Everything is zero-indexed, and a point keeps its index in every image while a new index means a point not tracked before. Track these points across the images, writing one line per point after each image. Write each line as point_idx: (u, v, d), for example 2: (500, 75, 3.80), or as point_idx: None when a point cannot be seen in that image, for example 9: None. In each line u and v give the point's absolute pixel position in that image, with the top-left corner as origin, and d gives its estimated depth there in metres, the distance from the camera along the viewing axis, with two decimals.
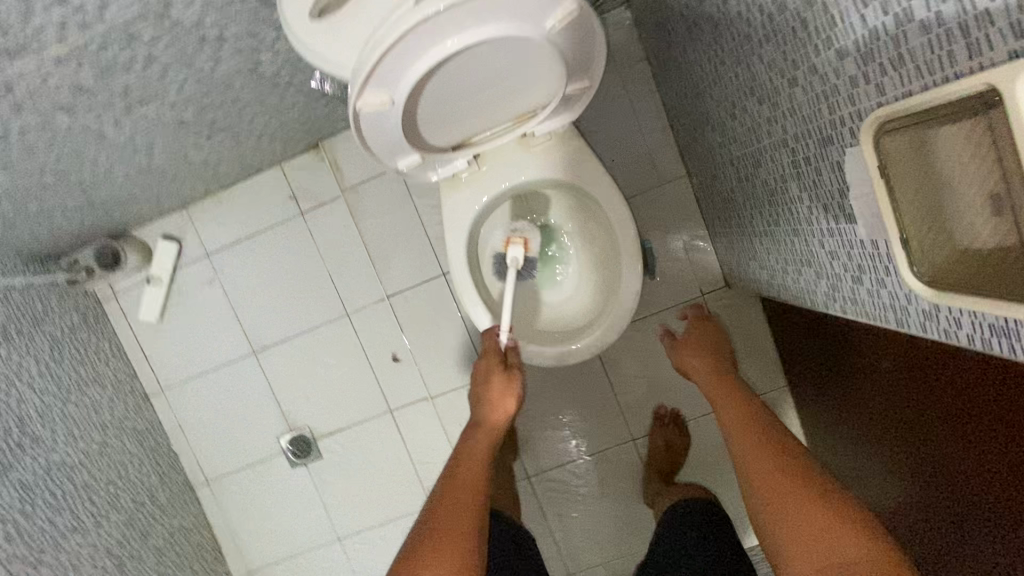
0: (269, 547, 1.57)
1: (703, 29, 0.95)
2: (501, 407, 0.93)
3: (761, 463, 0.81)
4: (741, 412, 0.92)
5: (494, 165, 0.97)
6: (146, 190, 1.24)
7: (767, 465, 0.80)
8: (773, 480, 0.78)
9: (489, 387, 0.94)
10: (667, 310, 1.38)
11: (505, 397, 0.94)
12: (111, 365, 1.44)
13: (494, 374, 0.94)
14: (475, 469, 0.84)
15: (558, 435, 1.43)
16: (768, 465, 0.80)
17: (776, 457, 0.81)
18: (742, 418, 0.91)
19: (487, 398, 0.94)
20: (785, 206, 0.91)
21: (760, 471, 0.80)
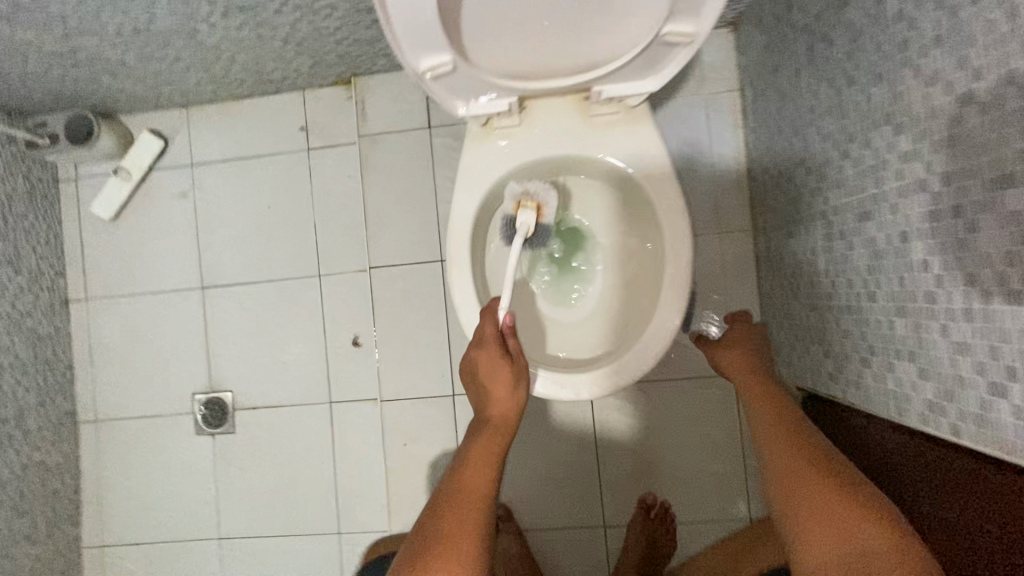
0: (136, 521, 1.28)
1: (837, 40, 0.76)
2: (504, 399, 0.72)
3: (795, 473, 0.71)
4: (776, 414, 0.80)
5: (540, 125, 0.77)
6: (141, 66, 1.06)
7: (801, 476, 0.70)
8: (808, 498, 0.68)
9: (492, 375, 0.73)
10: (686, 380, 1.14)
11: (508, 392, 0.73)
12: (37, 251, 1.23)
13: (498, 362, 0.73)
14: (478, 472, 0.66)
15: (515, 492, 1.16)
16: (800, 477, 0.70)
17: (810, 472, 0.70)
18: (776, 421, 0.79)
19: (486, 385, 0.72)
20: (890, 276, 0.70)
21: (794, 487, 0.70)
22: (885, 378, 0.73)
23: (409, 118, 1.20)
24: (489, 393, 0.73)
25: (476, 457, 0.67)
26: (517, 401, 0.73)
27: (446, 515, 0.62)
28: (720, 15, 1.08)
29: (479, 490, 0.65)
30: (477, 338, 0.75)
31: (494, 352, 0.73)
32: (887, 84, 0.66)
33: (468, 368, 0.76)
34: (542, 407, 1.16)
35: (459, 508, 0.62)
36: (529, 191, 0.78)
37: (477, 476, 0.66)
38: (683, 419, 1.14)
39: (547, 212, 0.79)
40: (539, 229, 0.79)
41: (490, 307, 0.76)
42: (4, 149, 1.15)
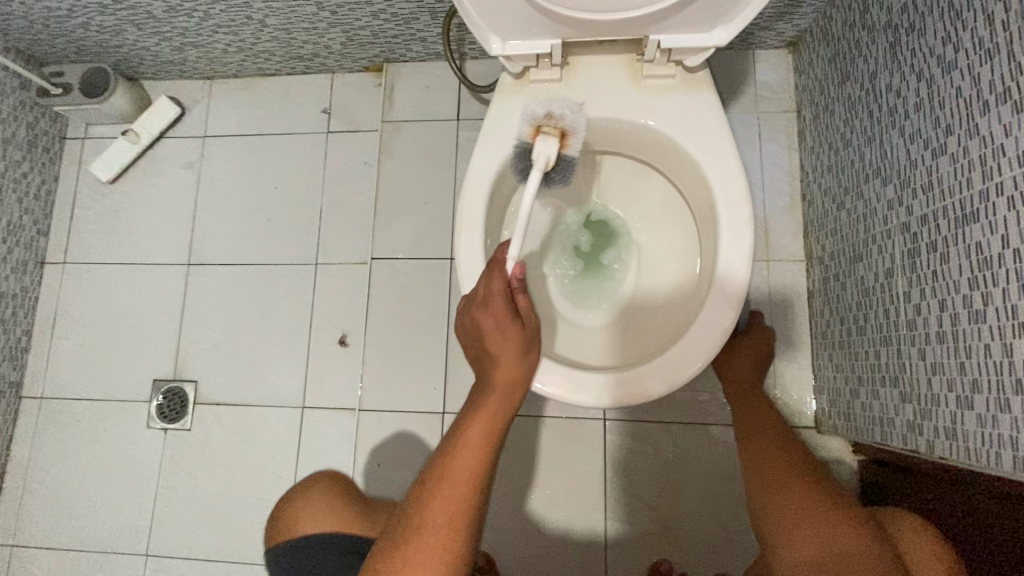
0: (56, 522, 1.10)
1: (931, 26, 0.66)
2: (510, 364, 0.59)
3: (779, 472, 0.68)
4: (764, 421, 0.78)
5: (582, 84, 0.68)
6: (168, 20, 1.02)
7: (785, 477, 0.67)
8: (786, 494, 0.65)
9: (495, 343, 0.59)
10: (726, 427, 0.96)
11: (514, 356, 0.59)
12: (23, 204, 1.14)
13: (506, 326, 0.59)
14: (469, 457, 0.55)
15: (511, 540, 0.97)
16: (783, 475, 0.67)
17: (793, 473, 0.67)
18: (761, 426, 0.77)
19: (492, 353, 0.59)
20: (999, 283, 0.56)
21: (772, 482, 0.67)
22: (997, 423, 0.56)
23: (438, 109, 1.13)
24: (492, 357, 0.59)
25: (470, 437, 0.56)
26: (524, 373, 0.59)
27: (430, 501, 0.53)
28: (780, 32, 1.01)
29: (472, 474, 0.54)
30: (482, 296, 0.60)
31: (501, 310, 0.59)
32: (1001, 56, 0.56)
33: (467, 328, 0.62)
34: (546, 440, 0.99)
35: (449, 496, 0.53)
36: (551, 112, 0.62)
37: (472, 455, 0.55)
38: (713, 474, 0.96)
39: (571, 142, 0.63)
40: (561, 162, 0.64)
41: (494, 259, 0.61)
42: (13, 93, 1.10)
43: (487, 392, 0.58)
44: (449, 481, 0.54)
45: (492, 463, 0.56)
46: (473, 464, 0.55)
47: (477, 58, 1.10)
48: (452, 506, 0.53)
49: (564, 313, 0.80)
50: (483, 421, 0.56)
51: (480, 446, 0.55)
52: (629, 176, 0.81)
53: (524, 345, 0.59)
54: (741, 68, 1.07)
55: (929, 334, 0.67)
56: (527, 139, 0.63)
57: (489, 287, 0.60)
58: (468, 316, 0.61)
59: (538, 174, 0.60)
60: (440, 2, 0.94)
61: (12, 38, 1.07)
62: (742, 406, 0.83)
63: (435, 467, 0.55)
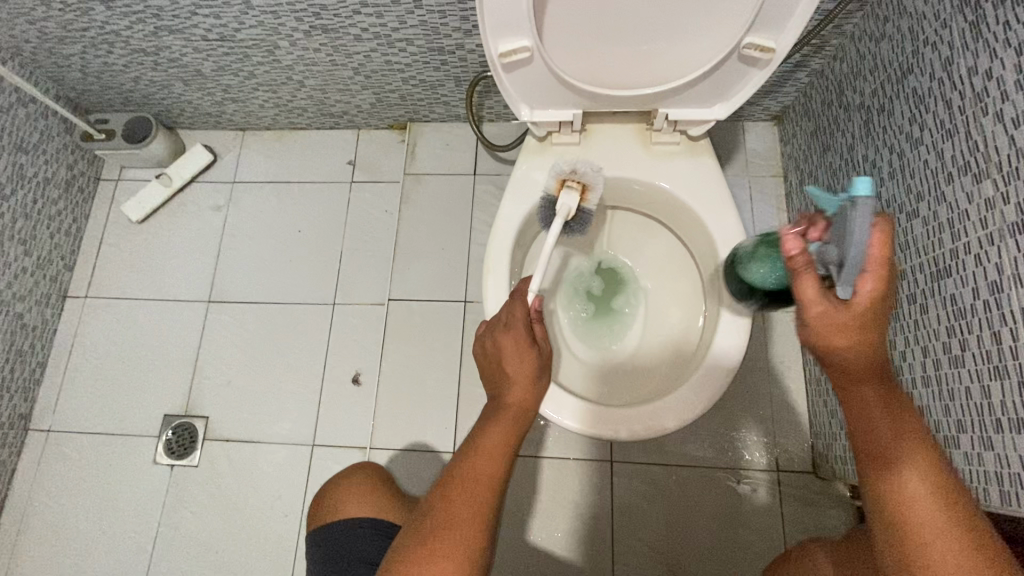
0: (50, 561, 1.07)
1: (899, 108, 0.77)
2: (525, 385, 0.60)
3: (923, 506, 0.43)
4: (880, 397, 0.47)
5: (599, 147, 0.77)
6: (215, 77, 1.11)
7: (933, 513, 0.42)
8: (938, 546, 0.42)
9: (510, 363, 0.61)
10: (729, 471, 1.00)
11: (527, 380, 0.61)
12: (54, 239, 1.19)
13: (521, 348, 0.62)
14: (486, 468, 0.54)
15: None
16: (928, 511, 0.43)
17: (946, 504, 0.43)
18: (882, 407, 0.46)
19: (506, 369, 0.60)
20: (974, 329, 0.62)
21: (911, 525, 0.43)
22: (982, 459, 0.61)
23: (457, 164, 1.23)
24: (506, 379, 0.61)
25: (487, 450, 0.55)
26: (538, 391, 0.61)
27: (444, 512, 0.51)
28: (766, 107, 1.14)
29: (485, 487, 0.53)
30: (504, 321, 0.64)
31: (521, 335, 0.62)
32: (961, 136, 0.65)
33: (484, 351, 0.64)
34: (552, 481, 1.01)
35: (463, 509, 0.52)
36: (575, 168, 0.71)
37: (488, 463, 0.55)
38: (716, 517, 0.98)
39: (592, 196, 0.71)
40: (580, 214, 0.73)
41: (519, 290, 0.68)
42: (58, 136, 1.17)
43: (500, 408, 0.59)
44: (466, 484, 0.53)
45: (505, 474, 0.55)
46: (489, 471, 0.54)
47: (494, 120, 1.21)
48: (469, 507, 0.52)
49: (577, 353, 0.85)
50: (497, 435, 0.56)
51: (495, 456, 0.55)
52: (635, 228, 0.89)
53: (538, 370, 0.61)
54: (732, 136, 1.19)
55: (915, 378, 0.73)
56: (552, 192, 0.72)
57: (511, 313, 0.65)
58: (489, 339, 0.64)
59: (559, 223, 0.69)
60: (466, 72, 1.05)
61: (65, 88, 1.16)
62: (858, 372, 0.47)
63: (450, 470, 0.55)
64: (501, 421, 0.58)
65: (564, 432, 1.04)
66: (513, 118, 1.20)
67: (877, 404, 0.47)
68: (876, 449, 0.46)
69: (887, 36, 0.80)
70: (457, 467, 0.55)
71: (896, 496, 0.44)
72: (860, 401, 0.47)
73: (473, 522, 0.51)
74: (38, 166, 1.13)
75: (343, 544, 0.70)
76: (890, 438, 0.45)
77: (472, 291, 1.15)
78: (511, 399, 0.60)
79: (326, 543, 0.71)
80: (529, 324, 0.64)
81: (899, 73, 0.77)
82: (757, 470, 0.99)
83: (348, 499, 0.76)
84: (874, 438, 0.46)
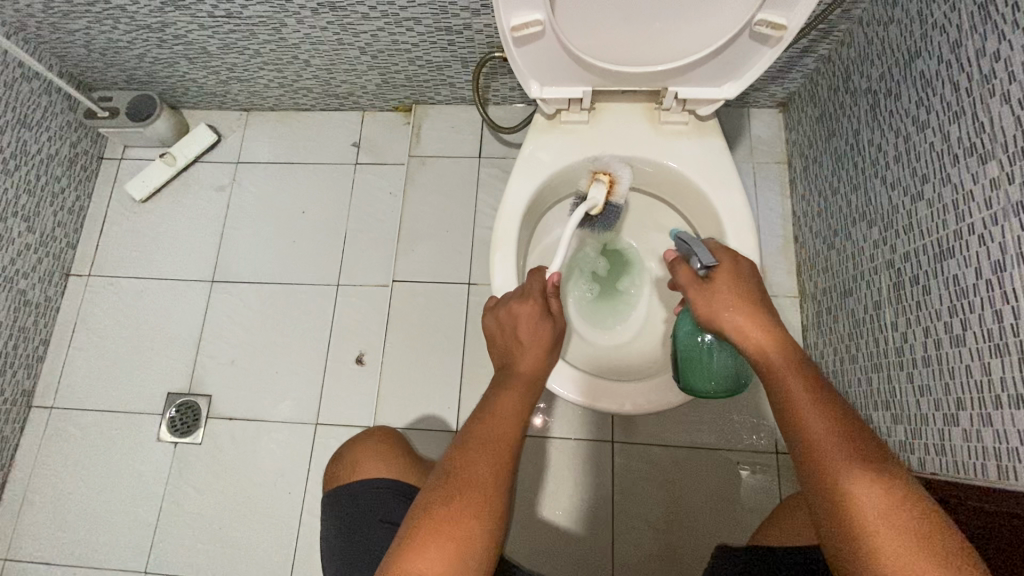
0: (54, 536, 1.08)
1: (906, 92, 0.77)
2: (537, 353, 0.61)
3: (868, 502, 0.44)
4: (814, 399, 0.49)
5: (608, 126, 0.78)
6: (220, 56, 1.11)
7: (878, 507, 0.44)
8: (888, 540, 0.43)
9: (525, 333, 0.62)
10: (730, 452, 1.01)
11: (540, 350, 0.62)
12: (57, 218, 1.19)
13: (534, 318, 0.63)
14: (506, 430, 0.56)
15: (520, 549, 0.99)
16: (874, 507, 0.44)
17: (891, 499, 0.44)
18: (817, 409, 0.49)
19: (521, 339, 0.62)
20: (977, 306, 0.63)
21: (858, 521, 0.44)
22: (981, 436, 0.62)
23: (462, 147, 1.23)
24: (520, 349, 0.62)
25: (503, 412, 0.57)
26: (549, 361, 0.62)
27: (467, 468, 0.53)
28: (772, 93, 1.14)
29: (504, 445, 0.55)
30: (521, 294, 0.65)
31: (537, 307, 0.63)
32: (967, 118, 0.66)
33: (496, 319, 0.65)
34: (555, 459, 1.02)
35: (485, 464, 0.53)
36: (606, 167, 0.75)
37: (507, 425, 0.56)
38: (716, 498, 0.99)
39: (619, 189, 0.74)
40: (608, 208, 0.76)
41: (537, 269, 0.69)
42: (61, 114, 1.17)
43: (515, 375, 0.60)
44: (487, 445, 0.54)
45: (521, 436, 0.57)
46: (506, 433, 0.56)
47: (500, 103, 1.21)
48: (489, 467, 0.53)
49: (588, 333, 0.87)
50: (514, 400, 0.58)
51: (510, 420, 0.56)
52: (643, 210, 0.90)
53: (552, 340, 0.63)
54: (738, 123, 1.19)
55: (916, 358, 0.74)
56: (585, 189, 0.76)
57: (528, 284, 0.66)
58: (504, 309, 0.64)
59: (584, 212, 0.72)
60: (472, 53, 1.05)
61: (69, 64, 1.16)
62: (781, 374, 0.51)
63: (467, 432, 0.56)
64: (518, 387, 0.59)
65: (567, 413, 1.05)
66: (518, 101, 1.20)
67: (811, 405, 0.49)
68: (817, 449, 0.47)
69: (895, 20, 0.80)
70: (475, 429, 0.56)
71: (840, 495, 0.45)
72: (792, 403, 0.50)
73: (492, 479, 0.52)
74: (41, 143, 1.13)
75: (363, 497, 0.72)
76: (828, 438, 0.47)
77: (476, 273, 1.15)
78: (525, 367, 0.61)
79: (345, 497, 0.72)
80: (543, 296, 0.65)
81: (906, 57, 0.78)
82: (757, 452, 1.01)
83: (367, 459, 0.76)
84: (814, 439, 0.48)
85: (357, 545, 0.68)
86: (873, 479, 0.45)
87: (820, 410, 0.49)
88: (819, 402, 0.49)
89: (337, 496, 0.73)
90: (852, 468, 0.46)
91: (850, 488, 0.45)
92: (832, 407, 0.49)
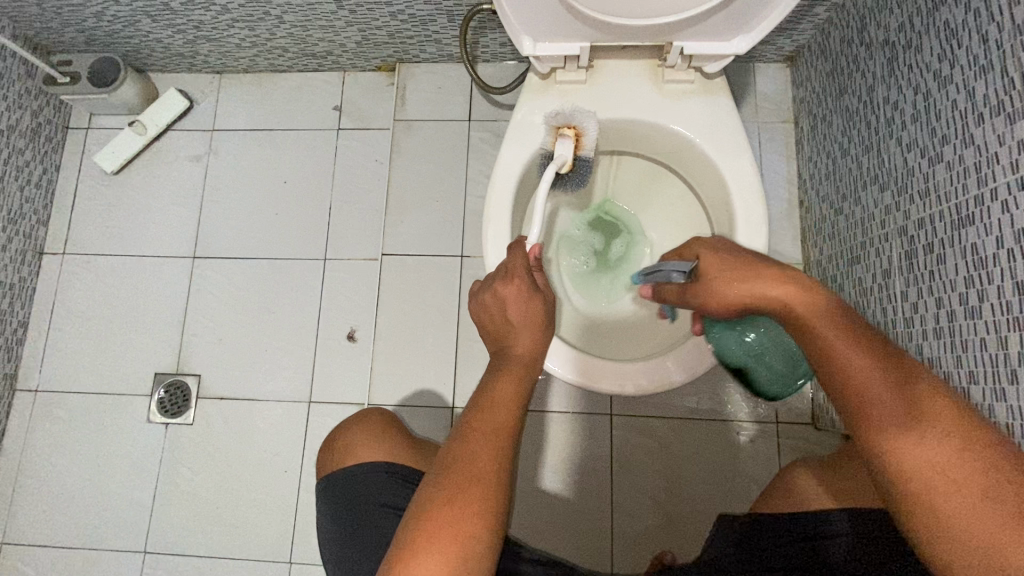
0: (52, 519, 1.07)
1: (928, 44, 0.71)
2: (532, 334, 0.58)
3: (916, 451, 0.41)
4: (865, 359, 0.44)
5: (607, 86, 0.72)
6: (184, 12, 1.02)
7: (944, 472, 0.40)
8: (954, 508, 0.39)
9: (507, 313, 0.59)
10: (731, 424, 1.00)
11: (533, 329, 0.59)
12: (23, 193, 1.12)
13: (517, 299, 0.59)
14: (504, 417, 0.53)
15: (520, 518, 0.98)
16: (924, 457, 0.40)
17: (955, 456, 0.40)
18: (869, 372, 0.43)
19: (509, 321, 0.59)
20: (999, 277, 0.59)
21: (903, 469, 0.41)
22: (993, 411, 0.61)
23: (450, 110, 1.16)
24: (511, 332, 0.59)
25: (496, 400, 0.54)
26: (543, 343, 0.59)
27: (462, 456, 0.50)
28: (780, 47, 1.07)
29: (501, 431, 0.52)
30: (503, 271, 0.62)
31: (523, 283, 0.60)
32: (996, 73, 0.60)
33: (479, 302, 0.62)
34: (553, 434, 1.01)
35: (484, 453, 0.51)
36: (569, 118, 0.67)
37: (504, 411, 0.54)
38: (715, 467, 0.99)
39: (585, 141, 0.68)
40: (577, 163, 0.69)
41: (514, 244, 0.66)
42: (20, 80, 1.08)
43: (512, 359, 0.57)
44: (484, 433, 0.52)
45: (520, 420, 0.54)
46: (504, 419, 0.53)
47: (490, 60, 1.13)
48: (490, 456, 0.51)
49: (588, 312, 0.85)
50: (509, 385, 0.55)
51: (509, 406, 0.54)
52: (644, 176, 0.85)
53: (545, 318, 0.60)
54: (743, 79, 1.12)
55: (926, 329, 0.71)
56: (548, 146, 0.70)
57: (509, 263, 0.63)
58: (489, 293, 0.61)
59: (554, 171, 0.66)
60: (459, 6, 0.97)
61: (21, 25, 1.06)
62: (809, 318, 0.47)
63: (466, 421, 0.53)
64: (511, 373, 0.56)
65: (564, 388, 1.03)
66: (510, 58, 1.12)
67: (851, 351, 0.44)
68: (862, 411, 0.43)
69: None
70: (472, 418, 0.53)
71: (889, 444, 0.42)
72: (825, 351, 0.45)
73: (496, 470, 0.50)
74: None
75: (357, 486, 0.69)
76: (879, 403, 0.42)
77: (469, 244, 1.11)
78: (519, 351, 0.58)
79: (339, 486, 0.70)
80: (526, 273, 0.62)
81: (930, 4, 0.71)
82: (756, 423, 1.00)
83: (361, 442, 0.73)
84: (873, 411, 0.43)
85: (352, 534, 0.66)
86: (938, 440, 0.41)
87: (884, 380, 0.43)
88: (868, 362, 0.44)
89: (331, 483, 0.71)
90: (909, 431, 0.41)
91: (909, 455, 0.41)
92: (882, 363, 0.44)
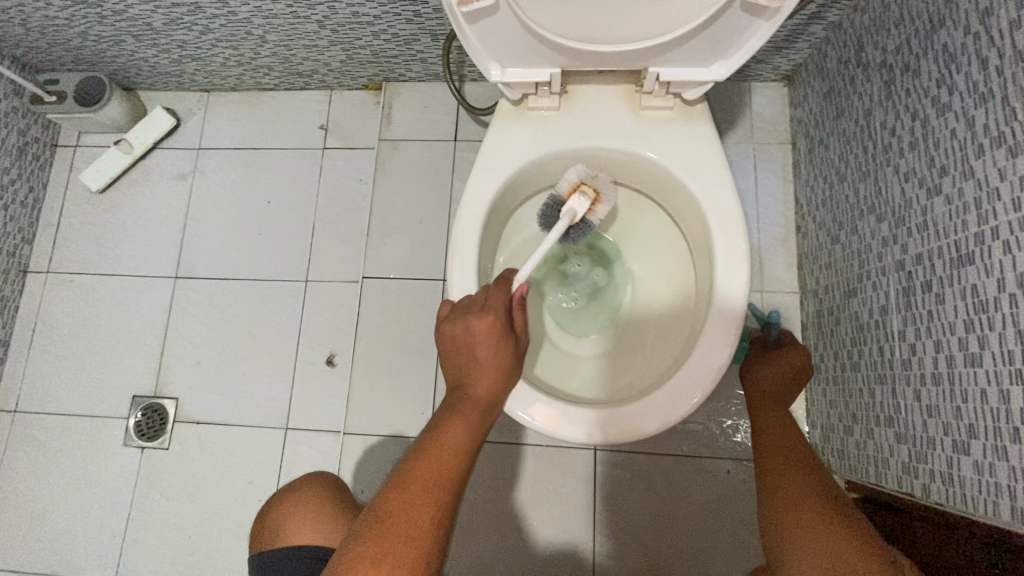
0: (23, 544, 1.05)
1: (926, 68, 0.67)
2: (491, 377, 0.55)
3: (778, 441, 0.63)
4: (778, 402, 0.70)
5: (582, 111, 0.69)
6: (167, 32, 1.01)
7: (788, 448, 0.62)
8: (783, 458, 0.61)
9: (468, 351, 0.56)
10: (717, 462, 0.95)
11: (495, 372, 0.56)
12: (8, 212, 1.11)
13: (478, 338, 0.56)
14: (447, 465, 0.50)
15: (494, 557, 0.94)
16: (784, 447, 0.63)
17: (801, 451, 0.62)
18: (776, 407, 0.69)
19: (468, 360, 0.56)
20: (1003, 323, 0.54)
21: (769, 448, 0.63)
22: (994, 470, 0.56)
23: (436, 129, 1.13)
24: (470, 372, 0.56)
25: (442, 446, 0.51)
26: (503, 384, 0.56)
27: (393, 509, 0.47)
28: (776, 66, 1.03)
29: (441, 480, 0.49)
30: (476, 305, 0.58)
31: (498, 322, 0.56)
32: (995, 102, 0.56)
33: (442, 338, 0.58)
34: (530, 468, 0.97)
35: (420, 505, 0.47)
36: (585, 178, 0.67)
37: (450, 459, 0.50)
38: (701, 508, 0.94)
39: (601, 208, 0.67)
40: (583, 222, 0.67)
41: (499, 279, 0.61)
42: (6, 100, 1.08)
43: (466, 402, 0.54)
44: (421, 484, 0.48)
45: (466, 469, 0.51)
46: (449, 471, 0.50)
47: (476, 79, 1.11)
48: (425, 511, 0.47)
49: (572, 349, 0.80)
50: (457, 429, 0.52)
51: (455, 454, 0.51)
52: (628, 203, 0.82)
53: (510, 362, 0.57)
54: (738, 99, 1.08)
55: (925, 374, 0.66)
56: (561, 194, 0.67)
57: (489, 296, 0.59)
58: (450, 329, 0.57)
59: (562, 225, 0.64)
60: (441, 25, 0.94)
61: (9, 46, 1.07)
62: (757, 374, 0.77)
63: (405, 468, 0.50)
64: (462, 415, 0.53)
65: None
66: None
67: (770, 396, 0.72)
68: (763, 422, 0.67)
69: None
70: (417, 465, 0.50)
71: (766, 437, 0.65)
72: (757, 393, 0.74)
73: (428, 527, 0.47)
74: None
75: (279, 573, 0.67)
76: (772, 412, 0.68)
77: None
78: (475, 391, 0.55)
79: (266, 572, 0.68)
80: (505, 309, 0.58)
81: (928, 26, 0.67)
82: (744, 462, 0.94)
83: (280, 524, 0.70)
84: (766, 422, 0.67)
85: None
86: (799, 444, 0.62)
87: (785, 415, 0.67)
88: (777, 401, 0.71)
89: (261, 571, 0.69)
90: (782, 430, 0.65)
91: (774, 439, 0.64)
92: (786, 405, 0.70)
